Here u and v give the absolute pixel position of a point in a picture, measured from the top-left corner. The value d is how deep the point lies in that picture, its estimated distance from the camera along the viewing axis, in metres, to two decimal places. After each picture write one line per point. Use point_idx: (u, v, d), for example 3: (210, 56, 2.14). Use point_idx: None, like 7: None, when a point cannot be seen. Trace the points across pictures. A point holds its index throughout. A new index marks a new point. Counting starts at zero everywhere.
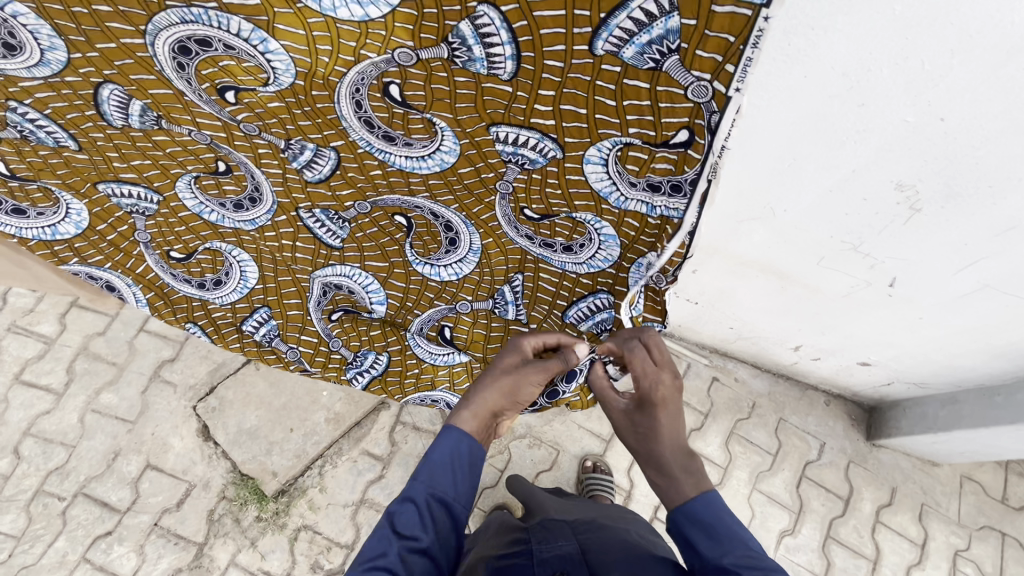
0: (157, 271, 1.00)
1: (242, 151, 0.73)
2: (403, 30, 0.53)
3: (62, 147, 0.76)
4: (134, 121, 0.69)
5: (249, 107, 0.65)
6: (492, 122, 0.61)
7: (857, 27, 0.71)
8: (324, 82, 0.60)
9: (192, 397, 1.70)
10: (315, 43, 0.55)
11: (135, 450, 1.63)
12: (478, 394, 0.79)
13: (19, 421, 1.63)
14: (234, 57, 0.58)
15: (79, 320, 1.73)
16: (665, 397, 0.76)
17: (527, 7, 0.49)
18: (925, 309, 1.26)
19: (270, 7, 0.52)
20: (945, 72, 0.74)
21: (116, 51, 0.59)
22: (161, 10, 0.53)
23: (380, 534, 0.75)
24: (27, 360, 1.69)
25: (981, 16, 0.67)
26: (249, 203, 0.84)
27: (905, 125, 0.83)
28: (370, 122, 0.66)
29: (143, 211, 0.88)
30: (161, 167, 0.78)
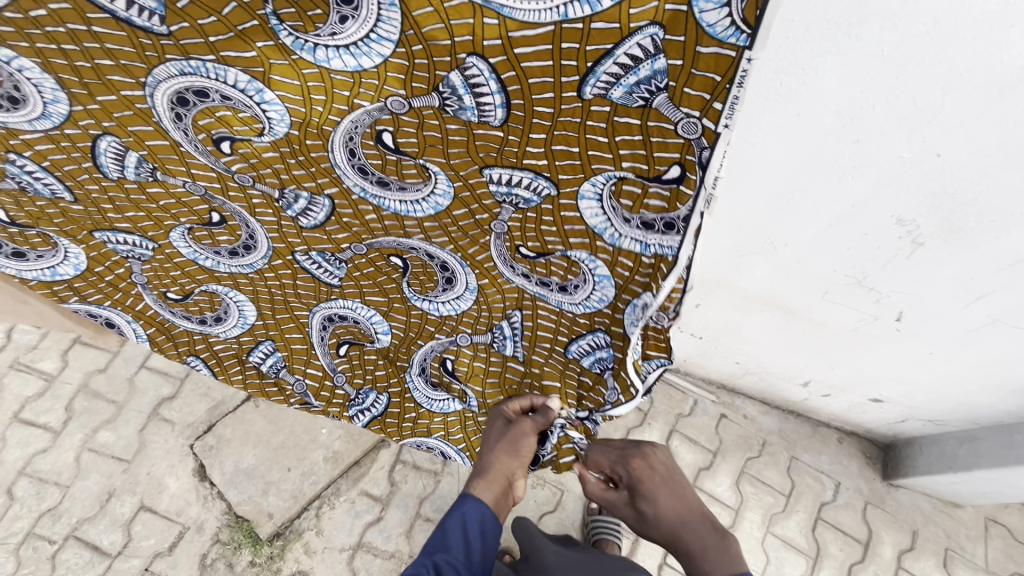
0: (156, 309, 1.01)
1: (235, 201, 0.75)
2: (395, 79, 0.54)
3: (59, 198, 0.78)
4: (129, 173, 0.72)
5: (243, 157, 0.67)
6: (485, 164, 0.62)
7: (847, 67, 0.73)
8: (318, 131, 0.61)
9: (190, 435, 1.67)
10: (310, 92, 0.56)
11: (129, 491, 1.60)
12: (483, 461, 0.83)
13: (15, 460, 1.61)
14: (229, 106, 0.59)
15: (81, 357, 1.73)
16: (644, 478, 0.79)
17: (515, 58, 0.50)
18: (935, 343, 1.23)
19: (266, 59, 0.53)
20: (938, 109, 0.75)
21: (117, 103, 0.61)
22: (160, 63, 0.56)
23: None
24: (27, 398, 1.68)
25: (969, 56, 0.68)
26: (244, 251, 0.85)
27: (901, 160, 0.84)
28: (364, 169, 0.66)
29: (139, 257, 0.89)
30: (155, 219, 0.81)
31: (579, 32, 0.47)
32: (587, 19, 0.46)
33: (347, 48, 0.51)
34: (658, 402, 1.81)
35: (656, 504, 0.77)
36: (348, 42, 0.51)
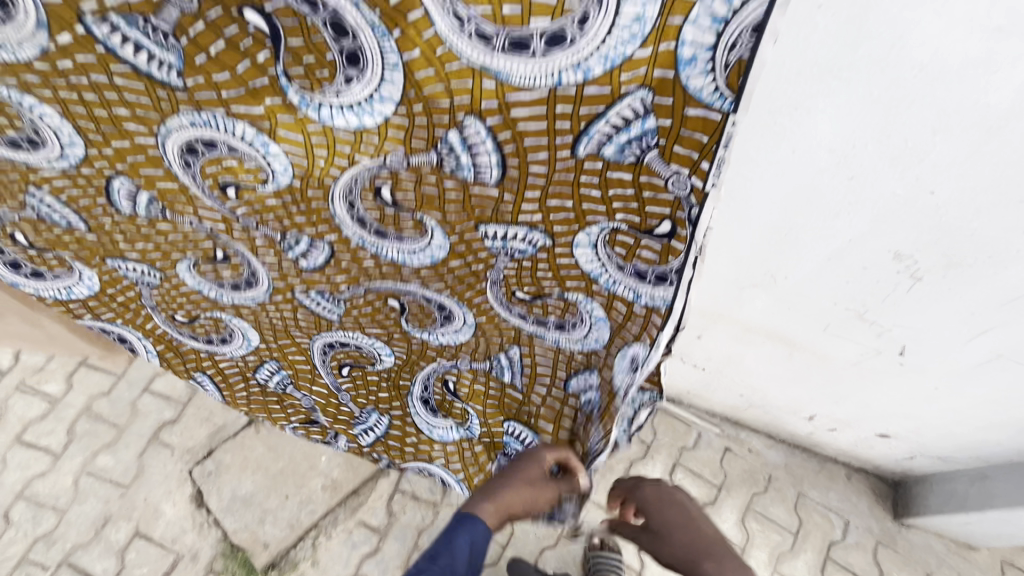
0: (165, 327, 1.02)
1: (240, 241, 0.77)
2: (395, 137, 0.57)
3: (75, 228, 0.82)
4: (140, 210, 0.75)
5: (247, 204, 0.70)
6: (480, 221, 0.65)
7: (838, 107, 0.75)
8: (319, 183, 0.64)
9: (189, 460, 1.66)
10: (312, 147, 0.60)
11: (125, 517, 1.59)
12: (500, 489, 0.81)
13: (14, 483, 1.61)
14: (234, 156, 0.64)
15: (86, 379, 1.74)
16: (654, 507, 0.88)
17: (510, 119, 0.53)
18: (941, 379, 1.22)
19: (273, 115, 0.58)
20: (929, 148, 0.77)
21: (128, 149, 0.66)
22: (173, 114, 0.60)
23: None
24: (30, 420, 1.68)
25: (957, 99, 0.70)
26: (247, 286, 0.87)
27: (895, 197, 0.85)
28: (363, 220, 0.69)
29: (148, 283, 0.91)
30: (164, 251, 0.83)
31: (571, 96, 0.49)
32: (581, 86, 0.48)
33: (349, 106, 0.56)
34: (662, 435, 1.79)
35: (664, 530, 0.85)
36: (351, 101, 0.55)
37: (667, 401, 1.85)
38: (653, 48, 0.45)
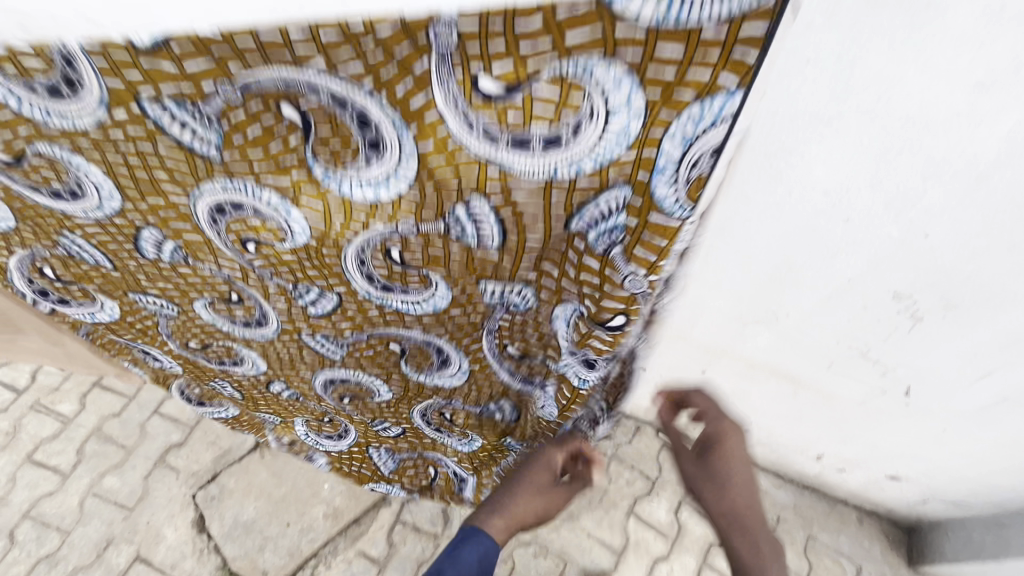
0: (184, 352, 1.05)
1: (254, 287, 0.82)
2: (408, 208, 0.62)
3: (101, 264, 0.87)
4: (165, 256, 0.81)
5: (265, 258, 0.75)
6: (481, 278, 0.69)
7: (830, 152, 0.78)
8: (334, 244, 0.69)
9: (194, 484, 1.67)
10: (330, 214, 0.65)
11: (127, 540, 1.59)
12: (498, 498, 0.90)
13: (21, 502, 1.63)
14: (258, 218, 0.69)
15: (98, 400, 1.78)
16: (725, 460, 0.80)
17: (512, 200, 0.58)
18: (949, 420, 1.20)
19: (298, 186, 0.64)
20: (921, 194, 0.79)
21: (163, 205, 0.72)
22: (209, 180, 0.66)
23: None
24: (42, 440, 1.71)
25: (945, 148, 0.72)
26: (258, 323, 0.90)
27: (891, 239, 0.87)
28: (371, 276, 0.73)
29: (166, 314, 0.95)
30: (181, 289, 0.88)
31: (567, 187, 0.55)
32: (574, 179, 0.54)
33: (366, 184, 0.61)
34: (668, 471, 1.78)
35: (724, 471, 0.79)
36: (369, 178, 0.60)
37: None
38: (638, 152, 0.50)
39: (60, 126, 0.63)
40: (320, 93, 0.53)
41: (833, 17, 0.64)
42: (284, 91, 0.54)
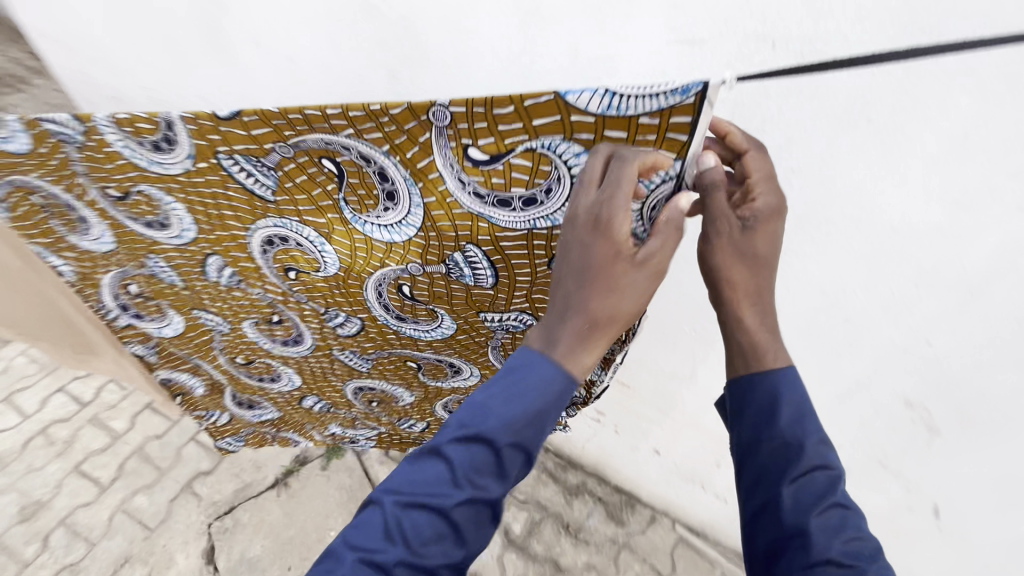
0: (233, 370, 1.19)
1: (292, 310, 0.97)
2: (416, 252, 0.76)
3: (174, 284, 1.00)
4: (223, 279, 0.96)
5: (303, 283, 0.90)
6: (480, 309, 0.83)
7: (823, 254, 0.82)
8: (359, 274, 0.83)
9: (212, 513, 1.75)
10: (356, 250, 0.80)
11: (143, 559, 1.67)
12: (572, 326, 0.56)
13: (61, 509, 1.75)
14: (300, 250, 0.84)
15: (147, 421, 1.94)
16: (773, 243, 0.59)
17: (498, 246, 0.70)
18: (988, 554, 1.08)
19: (332, 226, 0.78)
20: (916, 301, 0.79)
21: (226, 237, 0.88)
22: (263, 217, 0.81)
23: (385, 486, 0.59)
24: (91, 451, 1.86)
25: (933, 258, 0.74)
26: (293, 343, 1.06)
27: (893, 344, 0.86)
28: (387, 305, 0.88)
29: (220, 330, 1.09)
30: (234, 311, 1.03)
31: (544, 238, 0.66)
32: (550, 230, 0.65)
33: (385, 226, 0.74)
34: (682, 570, 1.69)
35: (751, 247, 0.59)
36: (386, 223, 0.74)
37: (689, 531, 1.75)
38: None
39: (158, 173, 0.79)
40: (351, 151, 0.65)
41: (809, 133, 0.70)
42: (325, 149, 0.67)
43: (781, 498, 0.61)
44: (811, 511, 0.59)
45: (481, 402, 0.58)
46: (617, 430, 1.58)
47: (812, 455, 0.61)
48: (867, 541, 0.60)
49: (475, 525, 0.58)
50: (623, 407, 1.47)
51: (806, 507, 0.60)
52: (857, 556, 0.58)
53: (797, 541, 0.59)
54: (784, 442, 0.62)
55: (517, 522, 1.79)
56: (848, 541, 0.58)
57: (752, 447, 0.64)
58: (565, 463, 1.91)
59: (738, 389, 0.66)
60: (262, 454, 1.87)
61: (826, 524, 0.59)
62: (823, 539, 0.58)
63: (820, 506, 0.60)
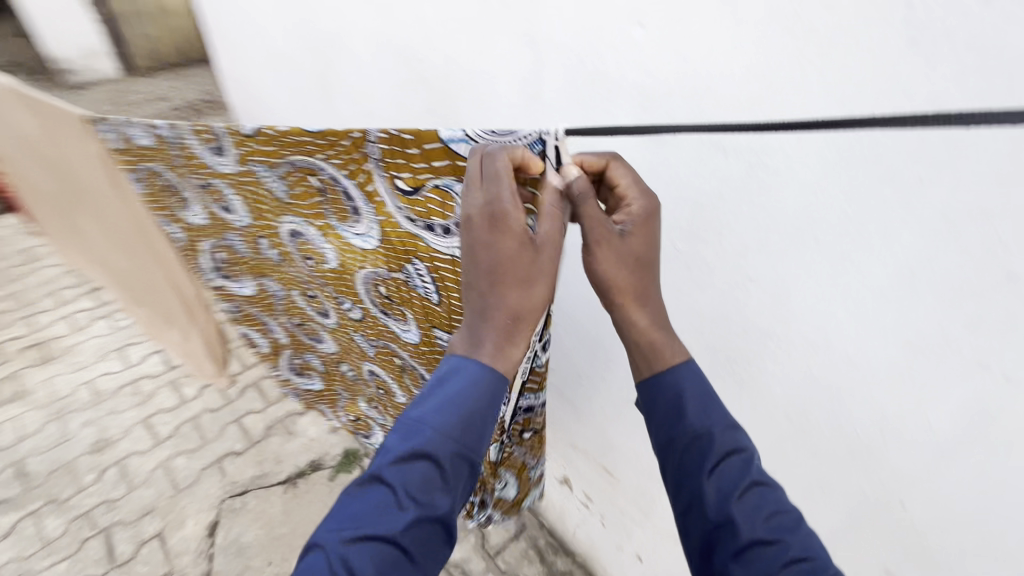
0: (298, 334, 1.34)
1: (323, 292, 1.06)
2: (380, 260, 0.86)
3: (244, 256, 1.22)
4: (273, 255, 1.12)
5: (322, 272, 0.99)
6: (434, 325, 0.87)
7: (784, 374, 0.76)
8: (350, 269, 0.92)
9: (228, 491, 1.92)
10: (345, 252, 0.90)
11: (163, 514, 1.85)
12: (496, 319, 0.57)
13: (122, 449, 2.03)
14: (313, 243, 0.95)
15: (210, 395, 2.22)
16: (653, 245, 0.59)
17: (433, 265, 0.79)
18: None
19: (326, 231, 0.91)
20: (883, 450, 0.69)
21: (265, 226, 1.04)
22: (284, 214, 0.95)
23: (324, 531, 0.54)
24: (161, 409, 2.17)
25: (897, 405, 0.65)
26: (325, 313, 1.13)
27: (864, 497, 0.75)
28: (375, 299, 0.94)
29: (279, 295, 1.28)
30: (285, 278, 1.20)
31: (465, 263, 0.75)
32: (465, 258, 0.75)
33: (358, 235, 0.86)
34: None
35: (634, 249, 0.58)
36: (360, 233, 0.85)
37: None
38: None
39: (225, 171, 1.00)
40: (326, 172, 0.81)
41: (764, 246, 0.68)
42: (309, 168, 0.83)
43: (699, 490, 0.56)
44: (731, 498, 0.54)
45: (419, 417, 0.56)
46: (603, 522, 1.49)
47: (723, 444, 0.57)
48: (790, 513, 0.55)
49: (424, 547, 0.55)
50: (609, 498, 1.39)
51: (725, 492, 0.55)
52: (779, 529, 0.53)
53: (722, 530, 0.54)
54: (693, 434, 0.58)
55: None
56: (771, 519, 0.54)
57: (664, 446, 0.59)
58: (557, 546, 1.78)
59: (644, 396, 0.62)
60: (286, 451, 2.04)
61: (749, 506, 0.54)
62: (746, 520, 0.53)
63: (740, 490, 0.55)
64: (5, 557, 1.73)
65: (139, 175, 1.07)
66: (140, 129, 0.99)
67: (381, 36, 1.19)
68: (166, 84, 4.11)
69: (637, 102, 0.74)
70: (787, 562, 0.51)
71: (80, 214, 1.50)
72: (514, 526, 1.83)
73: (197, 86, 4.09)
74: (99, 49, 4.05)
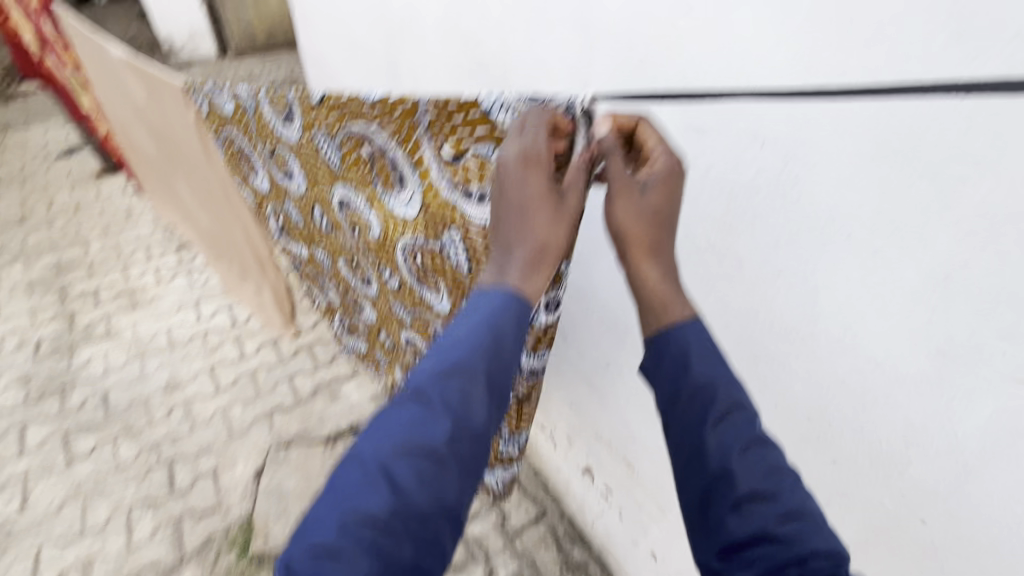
0: (342, 302, 1.44)
1: (366, 261, 1.14)
2: (420, 228, 0.92)
3: (298, 223, 1.31)
4: (322, 224, 1.21)
5: (366, 242, 1.08)
6: (464, 294, 0.91)
7: (808, 374, 0.75)
8: (391, 236, 0.98)
9: (275, 441, 2.08)
10: (388, 220, 0.97)
11: (218, 455, 2.03)
12: (523, 244, 0.57)
13: (189, 393, 2.24)
14: (358, 213, 1.03)
15: (267, 353, 2.40)
16: (673, 203, 0.60)
17: (468, 234, 0.83)
18: None
19: (373, 199, 0.98)
20: (905, 462, 0.68)
21: (319, 194, 1.13)
22: (336, 182, 1.04)
23: (354, 451, 0.49)
24: (225, 360, 2.37)
25: (922, 415, 0.63)
26: (366, 284, 1.23)
27: (883, 509, 0.73)
28: (411, 270, 1.01)
29: (325, 263, 1.36)
30: (330, 247, 1.28)
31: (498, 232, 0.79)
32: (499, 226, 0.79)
33: (402, 202, 0.92)
34: None
35: (654, 204, 0.59)
36: (404, 201, 0.91)
37: None
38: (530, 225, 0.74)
39: (287, 139, 1.08)
40: (378, 140, 0.88)
41: (794, 240, 0.68)
42: (364, 136, 0.90)
43: (701, 443, 0.56)
44: (731, 453, 0.54)
45: (453, 334, 0.54)
46: (621, 515, 1.49)
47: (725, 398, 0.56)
48: (791, 474, 0.55)
49: (463, 468, 0.49)
50: (627, 491, 1.40)
51: (727, 447, 0.55)
52: (778, 486, 0.54)
53: (720, 482, 0.54)
54: (697, 387, 0.57)
55: (504, 569, 1.72)
56: (769, 475, 0.54)
57: (668, 402, 0.58)
58: (575, 535, 1.79)
59: (650, 350, 0.61)
60: (329, 412, 2.17)
61: (751, 461, 0.54)
62: (746, 473, 0.54)
63: (741, 445, 0.54)
64: (86, 472, 1.97)
65: (223, 140, 1.30)
66: (224, 99, 1.18)
67: (445, 22, 1.25)
68: (256, 65, 4.42)
69: (682, 92, 0.74)
70: (783, 517, 0.52)
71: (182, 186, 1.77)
72: (534, 509, 1.84)
73: (283, 67, 4.36)
74: (201, 31, 4.44)
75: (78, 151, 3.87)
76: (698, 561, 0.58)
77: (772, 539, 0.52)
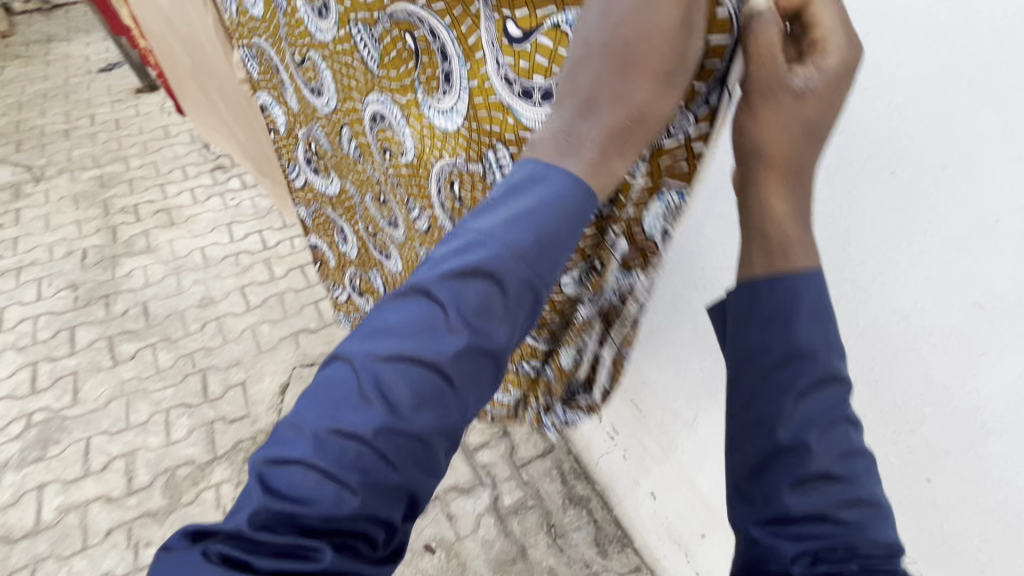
0: (364, 248, 1.38)
1: (395, 194, 1.09)
2: (461, 145, 0.82)
3: (323, 147, 1.26)
4: (351, 149, 1.16)
5: (395, 162, 1.01)
6: None
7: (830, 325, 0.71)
8: (427, 150, 0.89)
9: (301, 360, 2.17)
10: (424, 136, 0.89)
11: (247, 368, 2.14)
12: (611, 111, 0.55)
13: (221, 309, 2.34)
14: (392, 131, 0.96)
15: (295, 277, 2.47)
16: (829, 112, 0.54)
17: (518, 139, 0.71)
18: None
19: (409, 107, 0.89)
20: (920, 419, 0.67)
21: (350, 110, 1.06)
22: (373, 91, 0.96)
23: (354, 348, 0.50)
24: (255, 281, 2.45)
25: (947, 369, 0.63)
26: (390, 225, 1.19)
27: (890, 466, 0.73)
28: (442, 204, 0.94)
29: (358, 200, 1.28)
30: (360, 179, 1.21)
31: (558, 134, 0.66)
32: None
33: (442, 112, 0.82)
34: None
35: (808, 114, 0.54)
36: (443, 108, 0.81)
37: None
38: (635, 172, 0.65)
39: (319, 39, 1.01)
40: (424, 25, 0.77)
41: (830, 175, 0.64)
42: (408, 21, 0.80)
43: (779, 411, 0.52)
44: (814, 428, 0.51)
45: (474, 235, 0.53)
46: (626, 455, 1.52)
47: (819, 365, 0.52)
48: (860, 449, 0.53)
49: (472, 381, 0.51)
50: (633, 432, 1.41)
51: (810, 421, 0.52)
52: (852, 468, 0.52)
53: (790, 454, 0.51)
54: (794, 351, 0.53)
55: (509, 495, 1.79)
56: (844, 457, 0.52)
57: (746, 359, 0.55)
58: (581, 472, 1.83)
59: (737, 300, 0.57)
60: None
61: (829, 441, 0.51)
62: (822, 451, 0.51)
63: (824, 425, 0.51)
64: (128, 374, 2.12)
65: (253, 50, 1.27)
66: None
67: None
68: None
69: None
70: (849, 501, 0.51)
71: (219, 100, 1.77)
72: (544, 445, 1.90)
73: None
74: None
75: (118, 67, 3.89)
76: (733, 525, 0.56)
77: (834, 522, 0.51)
